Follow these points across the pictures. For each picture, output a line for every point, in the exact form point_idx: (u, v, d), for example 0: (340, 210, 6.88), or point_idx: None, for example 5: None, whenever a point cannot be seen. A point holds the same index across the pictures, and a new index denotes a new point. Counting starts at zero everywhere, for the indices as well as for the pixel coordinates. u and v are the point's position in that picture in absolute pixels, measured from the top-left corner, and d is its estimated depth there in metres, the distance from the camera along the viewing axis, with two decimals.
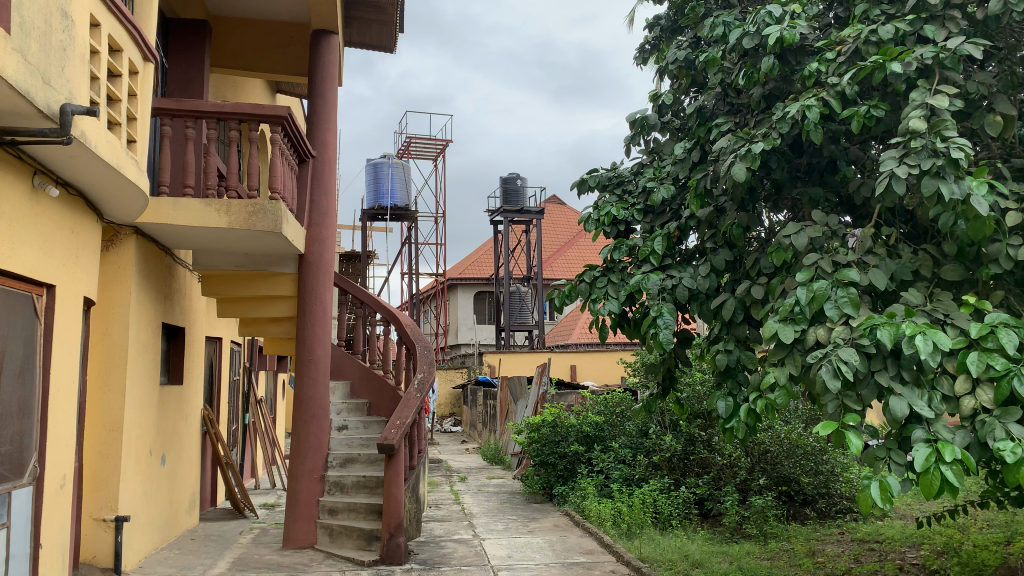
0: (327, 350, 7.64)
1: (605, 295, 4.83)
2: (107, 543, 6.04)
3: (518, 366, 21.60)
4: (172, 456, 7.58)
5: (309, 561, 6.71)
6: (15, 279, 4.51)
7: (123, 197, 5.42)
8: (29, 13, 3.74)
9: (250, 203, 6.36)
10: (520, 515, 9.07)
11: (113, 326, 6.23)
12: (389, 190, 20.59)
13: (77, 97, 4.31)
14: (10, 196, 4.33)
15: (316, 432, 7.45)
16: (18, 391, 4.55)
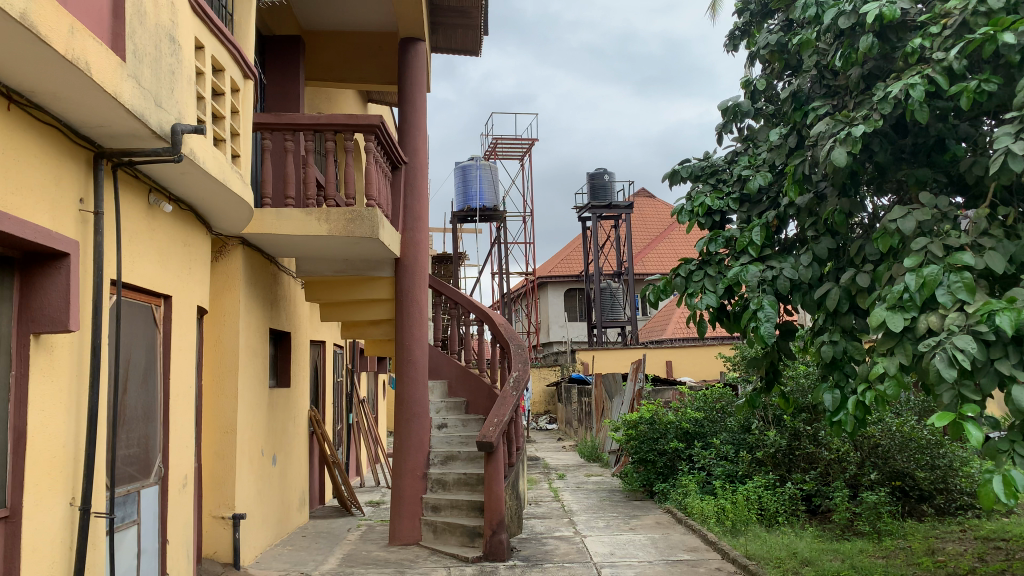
0: (425, 351, 7.81)
1: (702, 288, 4.76)
2: (226, 539, 6.35)
3: (612, 363, 21.42)
4: (282, 456, 7.91)
5: (415, 558, 6.86)
6: (137, 292, 4.81)
7: (230, 209, 5.68)
8: (140, 41, 4.00)
9: (347, 210, 6.56)
10: (620, 513, 9.01)
11: (224, 333, 6.55)
12: (478, 192, 20.79)
13: (185, 117, 4.55)
14: (131, 212, 4.63)
15: (417, 430, 7.62)
16: (143, 396, 4.85)
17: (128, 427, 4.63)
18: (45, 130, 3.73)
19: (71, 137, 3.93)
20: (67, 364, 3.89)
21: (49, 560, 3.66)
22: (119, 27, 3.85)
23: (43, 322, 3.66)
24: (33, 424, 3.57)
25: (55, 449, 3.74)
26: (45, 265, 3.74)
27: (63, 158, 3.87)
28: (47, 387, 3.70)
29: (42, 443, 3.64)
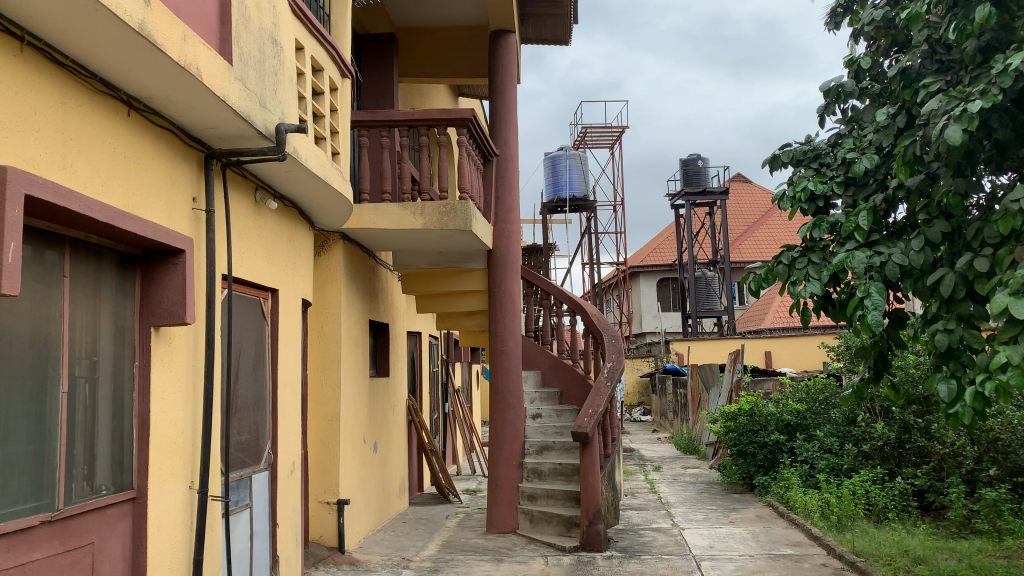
0: (518, 341, 7.88)
1: (806, 276, 4.61)
2: (331, 524, 6.58)
3: (708, 354, 20.97)
4: (382, 445, 8.14)
5: (512, 546, 6.94)
6: (247, 286, 5.04)
7: (330, 205, 5.87)
8: (246, 45, 4.17)
9: (441, 204, 6.66)
10: (719, 505, 8.85)
11: (327, 324, 6.79)
12: (568, 182, 20.69)
13: (288, 117, 4.72)
14: (240, 210, 4.84)
15: (512, 420, 7.70)
16: (253, 385, 5.08)
17: (240, 415, 4.86)
18: (161, 133, 3.94)
19: (185, 140, 4.14)
20: (184, 355, 4.11)
21: (172, 541, 3.89)
22: (226, 32, 4.03)
23: (162, 315, 3.89)
24: (155, 411, 3.79)
25: (174, 435, 3.97)
26: (164, 261, 3.97)
27: (177, 159, 4.08)
28: (167, 376, 3.93)
29: (164, 430, 3.87)
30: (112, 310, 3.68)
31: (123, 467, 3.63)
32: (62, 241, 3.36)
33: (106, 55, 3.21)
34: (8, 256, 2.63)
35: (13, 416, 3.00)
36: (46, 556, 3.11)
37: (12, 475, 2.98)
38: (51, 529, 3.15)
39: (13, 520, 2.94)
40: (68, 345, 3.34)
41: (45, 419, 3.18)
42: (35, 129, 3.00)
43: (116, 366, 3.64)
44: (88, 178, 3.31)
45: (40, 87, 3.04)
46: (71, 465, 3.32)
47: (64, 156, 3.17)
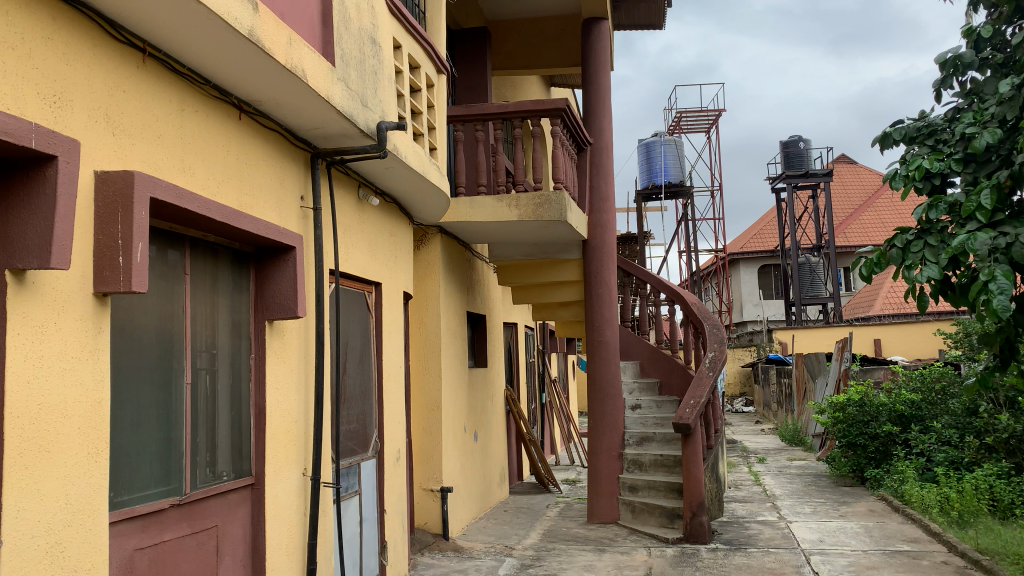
0: (616, 331, 7.83)
1: (922, 260, 4.39)
2: (435, 511, 6.73)
3: (813, 343, 20.23)
4: (483, 434, 8.26)
5: (614, 536, 6.92)
6: (352, 280, 5.21)
7: (429, 200, 5.97)
8: (347, 45, 4.29)
9: (537, 195, 6.68)
10: (829, 499, 8.55)
11: (427, 316, 6.94)
12: (663, 168, 20.34)
13: (388, 115, 4.83)
14: (344, 207, 5.00)
15: (612, 411, 7.66)
16: (359, 375, 5.25)
17: (349, 405, 5.03)
18: (270, 134, 4.11)
19: (292, 140, 4.31)
20: (296, 347, 4.29)
21: (288, 525, 4.07)
22: (328, 34, 4.16)
23: (275, 309, 4.06)
24: (270, 401, 3.97)
25: (288, 424, 4.15)
26: (275, 258, 4.14)
27: (286, 160, 4.25)
28: (280, 368, 4.11)
29: (278, 420, 4.04)
30: (229, 305, 3.88)
31: (242, 455, 3.83)
32: (183, 241, 3.55)
33: (218, 62, 3.36)
34: (136, 255, 2.80)
35: (144, 405, 3.20)
36: (176, 537, 3.31)
37: (145, 460, 3.18)
38: (180, 511, 3.35)
39: (146, 503, 3.14)
40: (191, 338, 3.54)
41: (172, 408, 3.38)
42: (157, 135, 3.18)
43: (233, 358, 3.84)
44: (205, 180, 3.49)
45: (160, 95, 3.22)
46: (196, 451, 3.52)
47: (183, 159, 3.34)
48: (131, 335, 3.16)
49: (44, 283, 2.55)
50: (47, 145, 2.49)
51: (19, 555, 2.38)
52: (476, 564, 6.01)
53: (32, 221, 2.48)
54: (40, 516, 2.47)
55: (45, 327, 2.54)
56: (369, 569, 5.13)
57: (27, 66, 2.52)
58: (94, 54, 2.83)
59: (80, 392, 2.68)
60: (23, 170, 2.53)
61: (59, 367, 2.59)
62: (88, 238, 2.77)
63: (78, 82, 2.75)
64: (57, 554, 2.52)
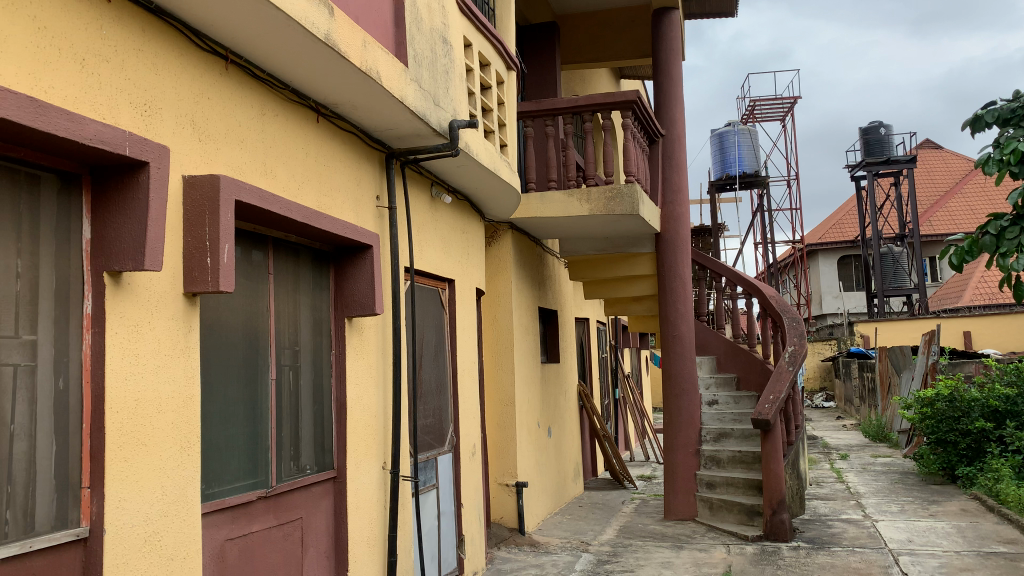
0: (691, 326, 7.72)
1: (1018, 247, 4.19)
2: (511, 505, 6.78)
3: (898, 336, 19.49)
4: (556, 429, 8.27)
5: (692, 533, 6.82)
6: (426, 278, 5.28)
7: (501, 197, 6.00)
8: (419, 46, 4.35)
9: (608, 189, 6.63)
10: (917, 497, 8.24)
11: (499, 312, 6.97)
12: (737, 159, 19.91)
13: (459, 113, 4.87)
14: (418, 206, 5.07)
15: (688, 406, 7.56)
16: (435, 371, 5.33)
17: (425, 399, 5.11)
18: (346, 136, 4.20)
19: (367, 142, 4.39)
20: (374, 343, 4.38)
21: (369, 518, 4.16)
22: (401, 35, 4.22)
23: (353, 307, 4.16)
24: (350, 396, 4.07)
25: (368, 418, 4.23)
26: (353, 257, 4.23)
27: (361, 160, 4.34)
28: (360, 364, 4.20)
29: (358, 415, 4.13)
30: (310, 303, 3.98)
31: (324, 449, 3.93)
32: (266, 241, 3.67)
33: (296, 66, 3.46)
34: (224, 256, 2.89)
35: (232, 401, 3.32)
36: (264, 528, 3.42)
37: (233, 454, 3.30)
38: (266, 503, 3.46)
39: (235, 495, 3.26)
40: (275, 336, 3.65)
41: (258, 403, 3.50)
42: (240, 140, 3.29)
43: (315, 355, 3.95)
44: (286, 182, 3.60)
45: (243, 101, 3.33)
46: (281, 445, 3.63)
47: (265, 163, 3.45)
48: (220, 333, 3.28)
49: (139, 284, 2.67)
50: (140, 152, 2.61)
51: (121, 545, 2.51)
52: (553, 559, 6.03)
53: (128, 224, 2.60)
54: (139, 507, 2.59)
55: (141, 326, 2.66)
56: (447, 562, 5.19)
57: (120, 77, 2.64)
58: (180, 63, 2.95)
59: (173, 389, 2.79)
60: (118, 177, 2.65)
61: (154, 365, 2.71)
62: (178, 241, 2.89)
63: (167, 91, 2.87)
64: (154, 544, 2.64)
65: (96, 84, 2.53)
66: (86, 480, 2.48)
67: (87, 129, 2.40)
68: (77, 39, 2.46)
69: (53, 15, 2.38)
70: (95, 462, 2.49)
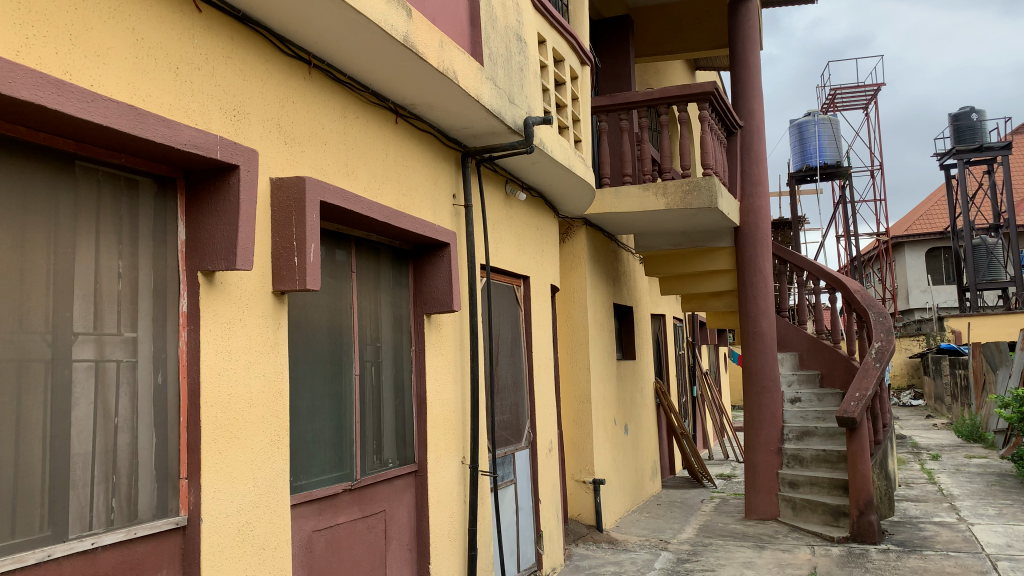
0: (772, 322, 7.54)
1: None
2: (588, 503, 6.76)
3: (993, 332, 18.57)
4: (633, 427, 8.20)
5: (775, 534, 6.67)
6: (502, 274, 5.32)
7: (575, 192, 5.99)
8: (494, 44, 4.37)
9: (684, 182, 6.53)
10: (1016, 501, 7.84)
11: (574, 308, 6.96)
12: (817, 149, 19.32)
13: (534, 110, 4.88)
14: (493, 203, 5.11)
15: (769, 404, 7.39)
16: (512, 367, 5.36)
17: (502, 395, 5.15)
18: (422, 136, 4.26)
19: (443, 141, 4.45)
20: (452, 340, 4.43)
21: (449, 512, 4.22)
22: (477, 34, 4.26)
23: (431, 304, 4.22)
24: (430, 391, 4.13)
25: (447, 414, 4.29)
26: (431, 255, 4.29)
27: (438, 160, 4.40)
28: (439, 360, 4.26)
29: (438, 410, 4.19)
30: (391, 300, 4.06)
31: (405, 443, 4.01)
32: (349, 241, 3.75)
33: (375, 69, 3.52)
34: (310, 255, 2.98)
35: (317, 397, 3.42)
36: (349, 520, 3.51)
37: (320, 448, 3.40)
38: (351, 496, 3.55)
39: (322, 487, 3.36)
40: (357, 332, 3.74)
41: (342, 398, 3.59)
42: (323, 142, 3.38)
43: (395, 351, 4.03)
44: (367, 182, 3.67)
45: (325, 104, 3.42)
46: (364, 440, 3.71)
47: (347, 164, 3.53)
48: (306, 329, 3.37)
49: (230, 283, 2.78)
50: (230, 155, 2.70)
51: (216, 534, 2.61)
52: (631, 557, 5.98)
53: (220, 225, 2.70)
54: (233, 497, 2.70)
55: (233, 323, 2.77)
56: (526, 558, 5.22)
57: (211, 84, 2.74)
58: (266, 69, 3.05)
59: (264, 383, 2.89)
60: (210, 180, 2.76)
61: (245, 360, 2.81)
62: (266, 241, 2.99)
63: (254, 96, 2.97)
64: (247, 533, 2.75)
65: (189, 91, 2.64)
66: (183, 471, 2.59)
67: (182, 135, 2.51)
68: (171, 49, 2.57)
69: (149, 26, 2.49)
70: (192, 453, 2.60)
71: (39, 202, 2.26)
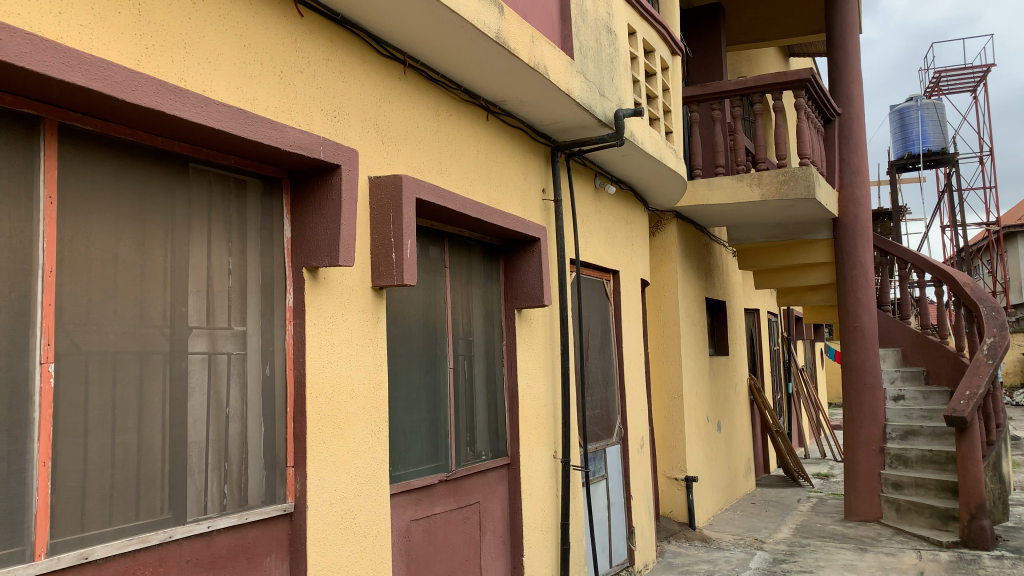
0: (874, 316, 7.24)
1: None
2: (680, 499, 6.68)
3: None
4: (726, 424, 8.05)
5: (878, 536, 6.42)
6: (592, 269, 5.30)
7: (666, 185, 5.90)
8: (585, 37, 4.35)
9: (780, 172, 6.35)
10: None
11: (665, 303, 6.87)
12: (920, 136, 18.41)
13: (625, 102, 4.83)
14: (582, 197, 5.09)
15: (870, 401, 7.11)
16: (602, 362, 5.34)
17: (593, 390, 5.14)
18: (513, 131, 4.28)
19: (534, 136, 4.46)
20: (543, 334, 4.45)
21: (542, 505, 4.24)
22: (567, 29, 4.26)
23: (522, 299, 4.24)
24: (522, 385, 4.16)
25: (539, 408, 4.31)
26: (522, 250, 4.31)
27: (528, 155, 4.41)
28: (530, 354, 4.28)
29: (530, 404, 4.22)
30: (482, 295, 4.11)
31: (498, 436, 4.06)
32: (442, 237, 3.82)
33: (467, 66, 3.56)
34: (406, 251, 3.04)
35: (414, 390, 3.49)
36: (445, 511, 3.58)
37: (417, 439, 3.48)
38: (447, 487, 3.62)
39: (419, 477, 3.44)
40: (451, 327, 3.80)
41: (438, 391, 3.65)
42: (417, 140, 3.44)
43: (487, 345, 4.07)
44: (459, 179, 3.72)
45: (420, 103, 3.48)
46: (459, 432, 3.77)
47: (440, 161, 3.59)
48: (403, 324, 3.45)
49: (333, 279, 2.88)
50: (332, 155, 2.79)
51: (321, 520, 2.71)
52: (726, 556, 5.87)
53: (323, 224, 2.80)
54: (336, 485, 2.79)
55: (335, 318, 2.87)
56: (619, 554, 5.20)
57: (312, 87, 2.83)
58: (364, 70, 3.13)
59: (364, 376, 2.98)
60: (313, 179, 2.86)
61: (346, 353, 2.90)
62: (365, 238, 3.07)
63: (353, 97, 3.05)
64: (350, 520, 2.84)
65: (292, 94, 2.73)
66: (290, 459, 2.70)
67: (288, 136, 2.60)
68: (276, 53, 2.67)
69: (256, 32, 2.60)
70: (298, 442, 2.70)
71: (157, 203, 2.39)
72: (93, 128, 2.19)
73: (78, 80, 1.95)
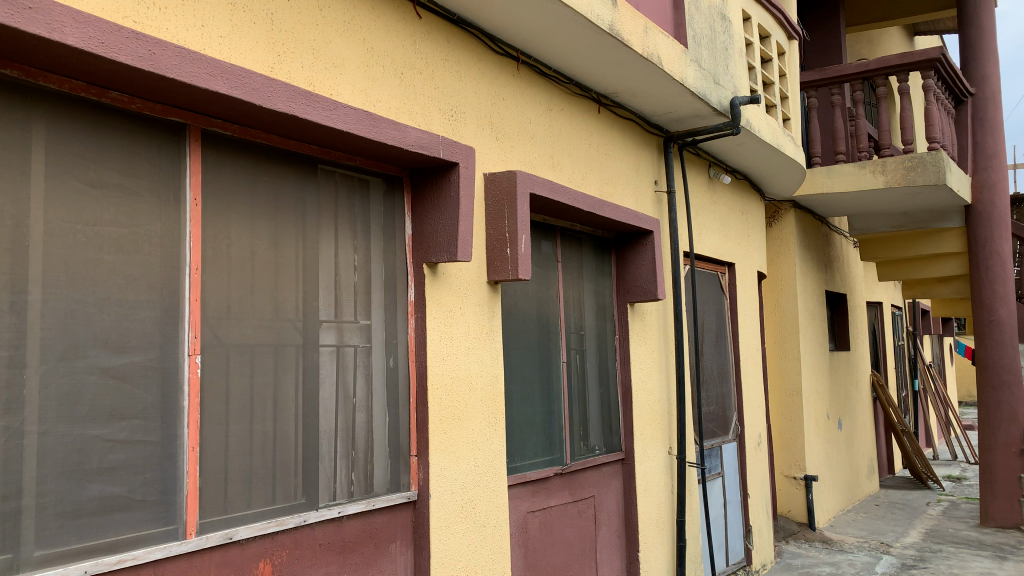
0: (1013, 309, 6.76)
1: None
2: (800, 499, 6.47)
3: None
4: (848, 422, 7.72)
5: (1018, 544, 6.01)
6: (706, 262, 5.20)
7: (783, 173, 5.70)
8: (698, 25, 4.27)
9: (907, 158, 5.99)
10: None
11: (783, 297, 6.65)
12: None
13: (740, 89, 4.70)
14: (696, 188, 4.99)
15: (1009, 400, 6.64)
16: (717, 356, 5.23)
17: (708, 385, 5.04)
18: (625, 123, 4.25)
19: (646, 128, 4.41)
20: (656, 328, 4.40)
21: (657, 501, 4.20)
22: (680, 17, 4.18)
23: (635, 293, 4.20)
24: (635, 380, 4.13)
25: (653, 402, 4.27)
26: (635, 243, 4.27)
27: (640, 147, 4.37)
28: (643, 349, 4.25)
29: (644, 399, 4.18)
30: (594, 288, 4.10)
31: (612, 431, 4.05)
32: (555, 232, 3.84)
33: (579, 60, 3.56)
34: (521, 246, 3.07)
35: (529, 384, 3.53)
36: (560, 504, 3.60)
37: (532, 433, 3.52)
38: (563, 480, 3.64)
39: (535, 470, 3.47)
40: (564, 322, 3.82)
41: (552, 384, 3.68)
42: (531, 135, 3.46)
43: (600, 338, 4.07)
44: (572, 173, 3.73)
45: (532, 98, 3.51)
46: (573, 426, 3.78)
47: (553, 156, 3.60)
48: (517, 318, 3.49)
49: (450, 274, 2.96)
50: (450, 154, 2.85)
51: (442, 510, 2.79)
52: (850, 559, 5.64)
53: (441, 221, 2.86)
54: (456, 476, 2.87)
55: (452, 314, 2.94)
56: (736, 553, 5.08)
57: (431, 87, 2.90)
58: (479, 68, 3.17)
59: (481, 369, 3.04)
60: (432, 178, 2.93)
61: (464, 348, 2.97)
62: (481, 234, 3.12)
63: (469, 95, 3.10)
64: (470, 510, 2.91)
65: (413, 95, 2.81)
66: (414, 449, 2.79)
67: (409, 136, 2.68)
68: (397, 56, 2.75)
69: (379, 36, 2.68)
70: (421, 432, 2.79)
71: (289, 203, 2.51)
72: (232, 133, 2.32)
73: (220, 88, 2.07)
